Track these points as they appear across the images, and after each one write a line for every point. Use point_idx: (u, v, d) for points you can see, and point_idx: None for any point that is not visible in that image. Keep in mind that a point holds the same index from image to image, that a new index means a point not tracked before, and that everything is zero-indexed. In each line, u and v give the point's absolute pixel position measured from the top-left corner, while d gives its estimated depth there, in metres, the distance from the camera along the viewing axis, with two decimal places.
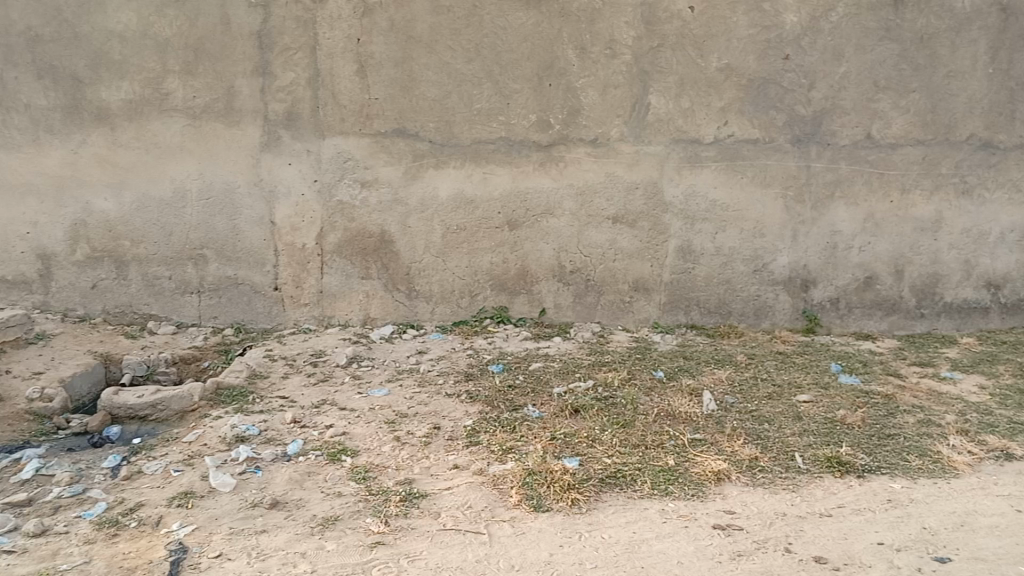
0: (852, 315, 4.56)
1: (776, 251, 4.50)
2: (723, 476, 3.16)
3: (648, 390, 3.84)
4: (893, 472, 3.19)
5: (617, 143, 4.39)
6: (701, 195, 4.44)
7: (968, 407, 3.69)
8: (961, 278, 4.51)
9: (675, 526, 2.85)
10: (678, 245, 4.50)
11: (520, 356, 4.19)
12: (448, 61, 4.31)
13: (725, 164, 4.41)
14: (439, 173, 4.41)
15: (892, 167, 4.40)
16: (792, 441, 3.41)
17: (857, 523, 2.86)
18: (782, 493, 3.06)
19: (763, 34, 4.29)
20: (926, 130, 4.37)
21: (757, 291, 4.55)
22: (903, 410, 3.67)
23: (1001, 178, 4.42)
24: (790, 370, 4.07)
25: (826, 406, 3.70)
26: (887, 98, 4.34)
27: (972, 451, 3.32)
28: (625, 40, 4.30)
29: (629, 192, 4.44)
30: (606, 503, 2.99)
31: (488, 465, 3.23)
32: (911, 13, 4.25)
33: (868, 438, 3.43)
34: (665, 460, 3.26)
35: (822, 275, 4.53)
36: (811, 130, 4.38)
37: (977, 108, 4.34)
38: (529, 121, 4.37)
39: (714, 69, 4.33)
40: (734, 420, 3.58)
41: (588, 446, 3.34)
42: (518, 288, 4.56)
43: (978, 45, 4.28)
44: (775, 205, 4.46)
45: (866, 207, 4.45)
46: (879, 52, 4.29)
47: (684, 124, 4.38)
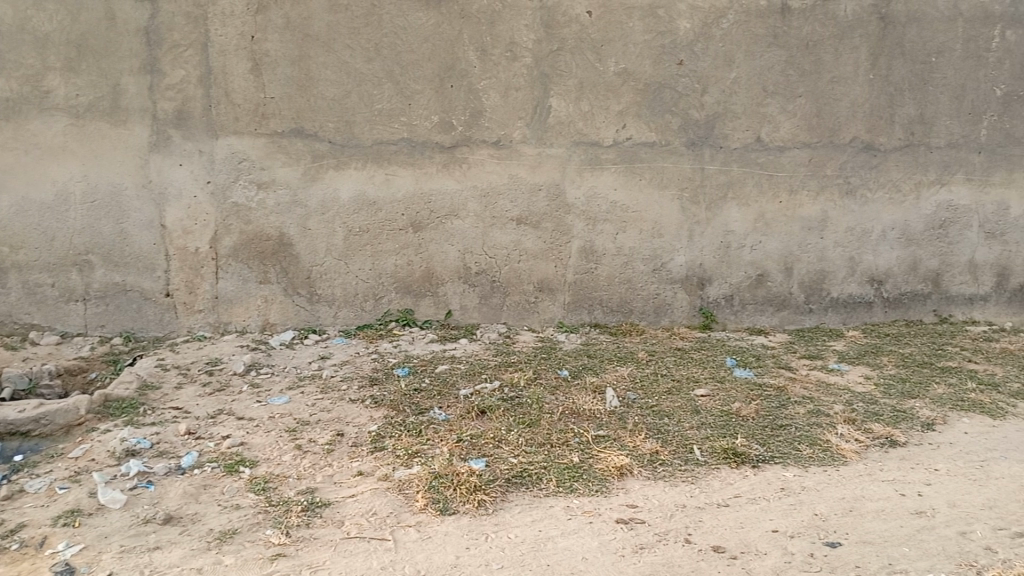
0: (746, 312, 4.72)
1: (674, 250, 4.62)
2: (625, 471, 3.21)
3: (553, 389, 3.87)
4: (786, 461, 3.31)
5: (519, 145, 4.42)
6: (601, 197, 4.52)
7: (855, 397, 3.87)
8: (846, 274, 4.72)
9: (579, 522, 2.87)
10: (581, 245, 4.56)
11: (425, 359, 4.16)
12: (347, 60, 4.25)
13: (624, 166, 4.50)
14: (340, 175, 4.33)
15: (782, 168, 4.58)
16: (692, 434, 3.49)
17: (753, 512, 2.95)
18: (682, 485, 3.13)
19: (658, 40, 4.41)
20: (812, 133, 4.56)
21: (657, 289, 4.65)
22: (794, 401, 3.82)
23: (882, 178, 4.65)
24: (690, 366, 4.18)
25: (723, 399, 3.81)
26: (775, 102, 4.52)
27: (858, 438, 3.48)
28: (525, 43, 4.33)
29: (531, 193, 4.48)
30: (511, 503, 2.99)
31: (393, 470, 3.19)
32: (796, 22, 4.45)
33: (762, 428, 3.56)
34: (570, 458, 3.29)
35: (717, 273, 4.67)
36: (705, 132, 4.52)
37: (858, 112, 4.56)
38: (431, 122, 4.35)
39: (611, 73, 4.41)
40: (636, 415, 3.65)
41: (494, 447, 3.34)
42: (422, 290, 4.52)
43: (859, 52, 4.51)
44: (672, 205, 4.57)
45: (757, 207, 4.61)
46: (766, 58, 4.48)
47: (584, 127, 4.44)
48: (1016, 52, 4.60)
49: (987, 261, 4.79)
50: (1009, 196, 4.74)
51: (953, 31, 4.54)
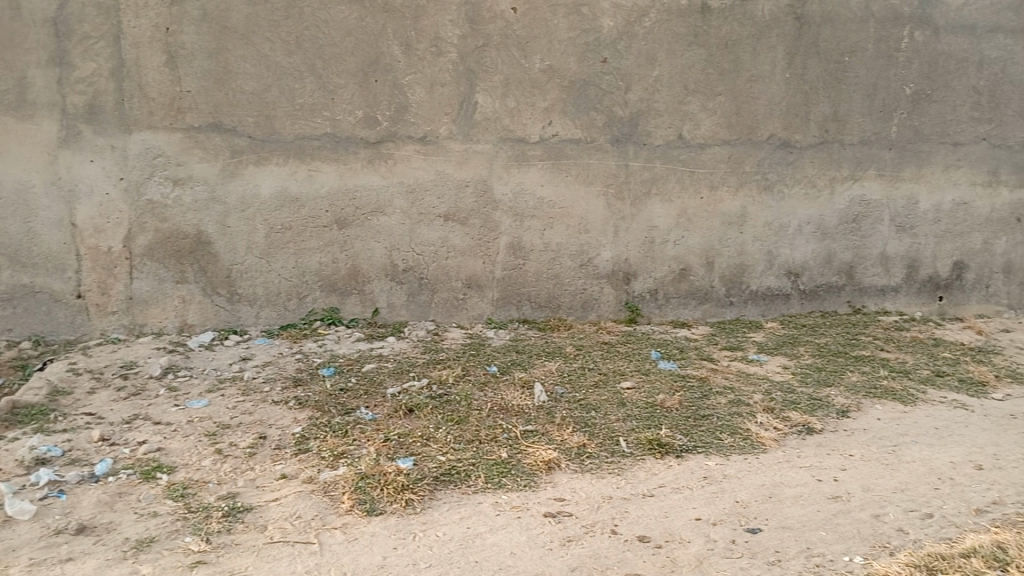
0: (670, 305, 4.80)
1: (600, 246, 4.68)
2: (553, 464, 3.23)
3: (482, 386, 3.86)
4: (708, 450, 3.38)
5: (445, 141, 4.40)
6: (528, 193, 4.54)
7: (774, 386, 3.98)
8: (764, 267, 4.85)
9: (507, 518, 2.88)
10: (509, 241, 4.57)
11: (352, 358, 4.10)
12: (267, 54, 4.17)
13: (550, 162, 4.53)
14: (260, 170, 4.24)
15: (703, 165, 4.68)
16: (618, 426, 3.54)
17: (677, 501, 3.00)
18: (608, 477, 3.17)
19: (582, 37, 4.45)
20: (731, 131, 4.68)
21: (584, 284, 4.70)
22: (716, 391, 3.91)
23: (798, 175, 4.79)
24: (617, 359, 4.23)
25: (648, 391, 3.88)
26: (696, 100, 4.62)
27: (777, 427, 3.58)
28: (449, 39, 4.32)
29: (458, 190, 4.46)
30: (439, 501, 2.97)
31: (318, 472, 3.13)
32: (715, 21, 4.56)
33: (685, 419, 3.63)
34: (498, 454, 3.29)
35: (642, 268, 4.74)
36: (629, 130, 4.59)
37: (775, 110, 4.70)
38: (355, 117, 4.29)
39: (537, 70, 4.44)
40: (564, 409, 3.67)
41: (422, 445, 3.31)
42: (348, 287, 4.46)
43: (776, 52, 4.64)
44: (597, 201, 4.62)
45: (679, 203, 4.71)
46: (687, 57, 4.57)
47: (510, 123, 4.45)
48: (924, 52, 4.79)
49: (898, 253, 4.97)
50: (918, 190, 4.92)
51: (864, 32, 4.70)
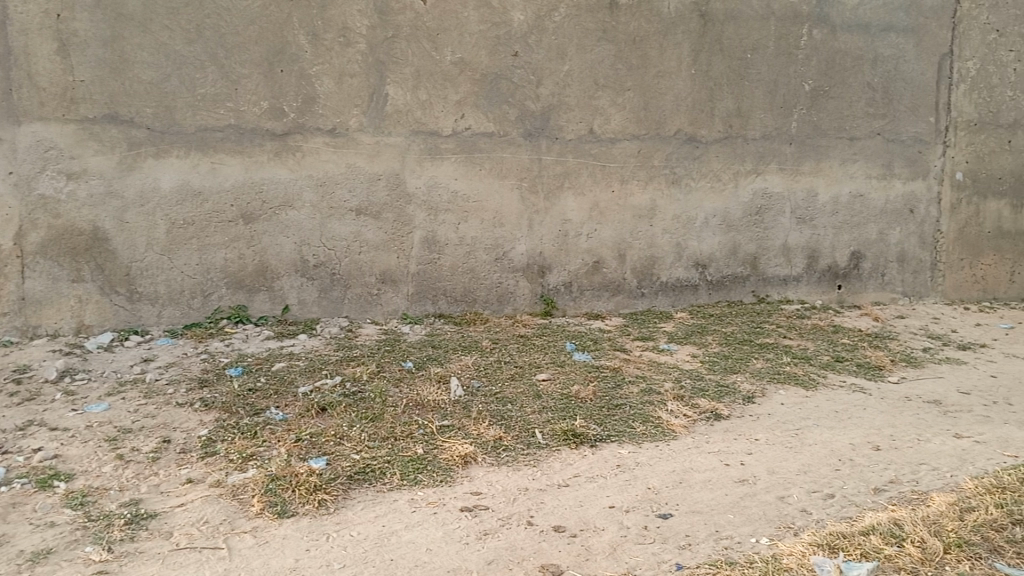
0: (584, 297, 4.87)
1: (514, 239, 4.70)
2: (469, 458, 3.22)
3: (397, 382, 3.82)
4: (621, 439, 3.45)
5: (355, 134, 4.35)
6: (441, 187, 4.52)
7: (683, 374, 4.10)
8: (674, 259, 4.97)
9: (423, 514, 2.85)
10: (423, 236, 4.54)
11: (261, 357, 3.99)
12: (166, 42, 4.03)
13: (463, 155, 4.53)
14: (161, 163, 4.09)
15: (613, 159, 4.77)
16: (534, 418, 3.57)
17: (592, 490, 3.05)
18: (524, 469, 3.19)
19: (493, 31, 4.47)
20: (640, 126, 4.77)
21: (499, 278, 4.71)
22: (628, 381, 3.99)
23: (705, 169, 4.93)
24: (533, 352, 4.26)
25: (562, 382, 3.92)
26: (606, 95, 4.70)
27: (687, 414, 3.68)
28: (358, 29, 4.28)
29: (370, 183, 4.41)
30: (354, 500, 2.92)
31: (226, 475, 3.03)
32: (624, 17, 4.65)
33: (599, 409, 3.69)
34: (414, 450, 3.26)
35: (556, 261, 4.79)
36: (541, 124, 4.62)
37: (682, 106, 4.82)
38: (260, 108, 4.19)
39: (448, 63, 4.44)
40: (480, 403, 3.67)
41: (335, 444, 3.25)
42: (257, 284, 4.34)
43: (681, 48, 4.76)
44: (511, 195, 4.64)
45: (591, 196, 4.77)
46: (597, 52, 4.65)
47: (422, 116, 4.43)
48: (821, 51, 5.00)
49: (799, 244, 5.17)
50: (817, 183, 5.13)
51: (765, 30, 4.87)
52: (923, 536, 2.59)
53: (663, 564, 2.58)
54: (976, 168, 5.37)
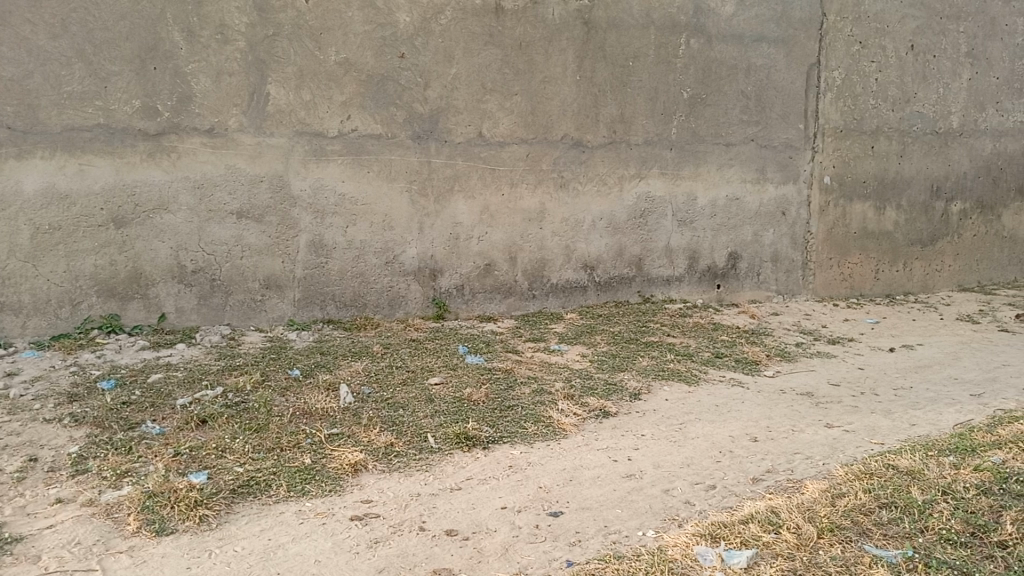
0: (476, 300, 4.88)
1: (405, 242, 4.65)
2: (359, 466, 3.17)
3: (283, 391, 3.71)
4: (513, 440, 3.48)
5: (235, 134, 4.21)
6: (328, 189, 4.43)
7: (573, 374, 4.18)
8: (563, 262, 5.06)
9: (311, 525, 2.78)
10: (309, 239, 4.44)
11: (135, 369, 3.78)
12: (28, 36, 3.80)
13: (349, 157, 4.46)
14: (23, 165, 3.85)
15: (502, 162, 4.81)
16: (426, 422, 3.54)
17: (483, 492, 3.06)
18: (416, 474, 3.16)
19: (378, 31, 4.43)
20: (528, 129, 4.84)
21: (390, 281, 4.65)
22: (520, 382, 4.03)
23: (591, 173, 5.05)
24: (425, 356, 4.22)
25: (455, 386, 3.91)
26: (494, 99, 4.74)
27: (577, 412, 3.75)
28: (237, 26, 4.15)
29: (252, 185, 4.28)
30: (238, 514, 2.82)
31: (99, 494, 2.86)
32: (510, 22, 4.71)
33: (491, 410, 3.71)
34: (301, 460, 3.18)
35: (447, 264, 4.78)
36: (429, 126, 4.61)
37: (568, 111, 4.92)
38: (132, 107, 4.01)
39: (332, 63, 4.37)
40: (371, 409, 3.61)
41: (217, 457, 3.13)
42: (130, 291, 4.13)
43: (566, 54, 4.87)
44: (400, 198, 4.60)
45: (481, 199, 4.80)
46: (484, 56, 4.69)
47: (306, 117, 4.34)
48: (699, 59, 5.21)
49: (681, 246, 5.36)
50: (696, 187, 5.33)
51: (646, 38, 5.04)
52: (798, 523, 2.74)
53: (554, 561, 2.62)
54: (842, 172, 5.73)
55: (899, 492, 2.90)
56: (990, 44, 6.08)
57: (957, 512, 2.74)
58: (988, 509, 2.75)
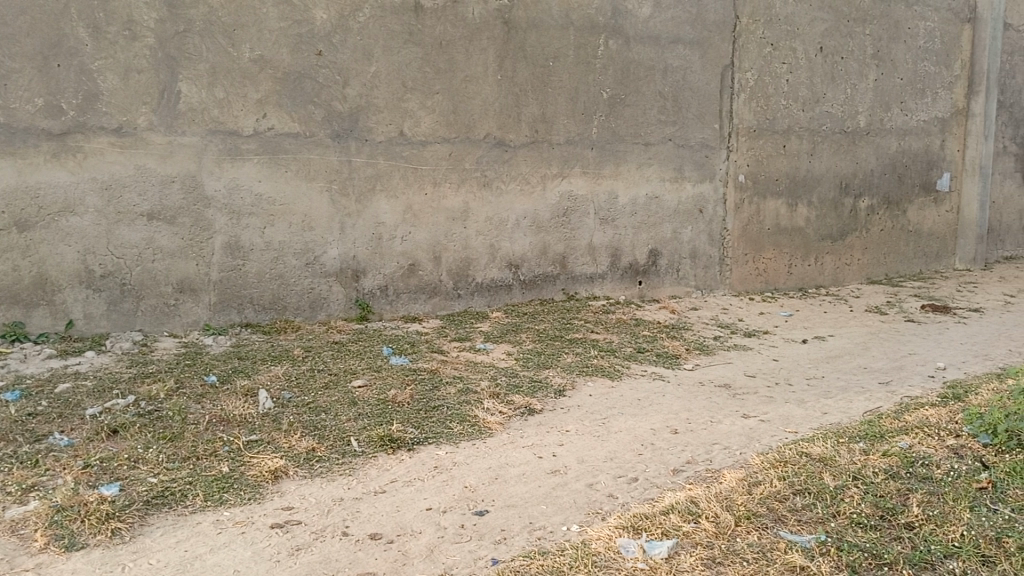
0: (400, 300, 4.84)
1: (325, 243, 4.58)
2: (280, 473, 3.11)
3: (199, 398, 3.60)
4: (438, 440, 3.47)
5: (145, 133, 4.08)
6: (244, 189, 4.33)
7: (498, 372, 4.19)
8: (487, 260, 5.07)
9: (229, 535, 2.71)
10: (224, 241, 4.33)
11: (42, 379, 3.62)
12: None
13: (266, 157, 4.36)
14: None
15: (425, 161, 4.79)
16: (349, 426, 3.50)
17: (408, 494, 3.04)
18: (339, 479, 3.12)
19: (294, 28, 4.35)
20: (450, 129, 4.83)
21: (311, 283, 4.58)
22: (445, 382, 4.02)
23: (514, 172, 5.07)
24: (348, 359, 4.17)
25: (378, 388, 3.87)
26: (414, 98, 4.71)
27: (502, 411, 3.77)
28: (146, 22, 4.03)
29: (163, 186, 4.14)
30: (152, 526, 2.73)
31: (2, 510, 2.72)
32: (429, 20, 4.69)
33: (416, 412, 3.68)
34: (219, 468, 3.10)
35: (370, 265, 4.73)
36: (349, 125, 4.56)
37: (490, 110, 4.94)
38: (34, 106, 3.85)
39: (247, 60, 4.27)
40: (292, 415, 3.54)
41: (129, 468, 3.02)
42: (35, 298, 3.97)
43: (487, 54, 4.88)
44: (320, 198, 4.53)
45: (404, 199, 4.76)
46: (404, 54, 4.65)
47: (220, 115, 4.23)
48: (618, 60, 5.30)
49: (603, 244, 5.44)
50: (617, 186, 5.41)
51: (565, 39, 5.10)
52: (716, 512, 2.82)
53: (479, 560, 2.62)
54: (757, 171, 5.92)
55: (813, 479, 3.02)
56: (893, 46, 6.38)
57: (867, 496, 2.86)
58: (895, 492, 2.89)
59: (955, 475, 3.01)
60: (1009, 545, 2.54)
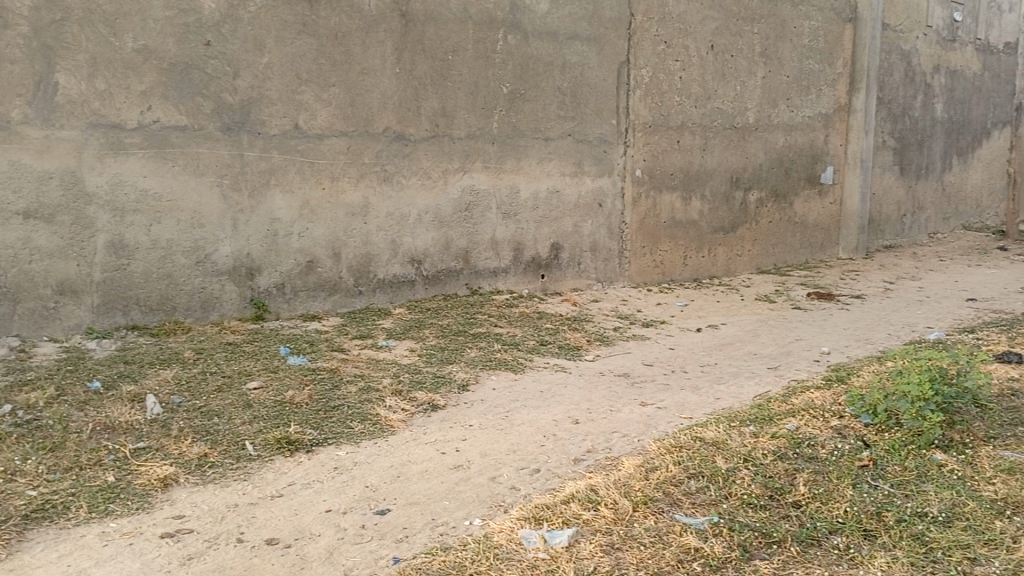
0: (298, 299, 4.74)
1: (217, 241, 4.44)
2: (170, 481, 3.00)
3: (82, 405, 3.44)
4: (338, 440, 3.42)
5: (19, 126, 3.85)
6: (128, 184, 4.15)
7: (401, 369, 4.17)
8: (389, 256, 5.02)
9: (116, 547, 2.60)
10: (108, 240, 4.14)
11: None
12: None
13: (151, 151, 4.19)
14: None
15: (322, 155, 4.70)
16: (244, 429, 3.41)
17: (308, 497, 2.99)
18: (233, 484, 3.04)
19: (180, 18, 4.19)
20: (348, 122, 4.76)
21: (202, 282, 4.43)
22: (345, 381, 3.97)
23: (414, 166, 5.03)
24: (243, 360, 4.06)
25: (275, 389, 3.78)
26: (309, 90, 4.61)
27: (405, 408, 3.75)
28: (18, 9, 3.80)
29: (40, 182, 3.92)
30: (31, 542, 2.59)
31: None
32: (324, 11, 4.60)
33: (315, 413, 3.62)
34: (105, 478, 2.97)
35: (265, 262, 4.61)
36: (240, 118, 4.43)
37: (389, 104, 4.89)
38: None
39: (130, 50, 4.09)
40: (182, 420, 3.42)
41: (5, 482, 2.86)
42: None
43: (384, 46, 4.83)
44: (210, 194, 4.39)
45: (300, 194, 4.66)
46: (298, 45, 4.55)
47: (101, 107, 4.04)
48: (517, 55, 5.33)
49: (505, 238, 5.47)
50: (519, 180, 5.45)
51: (464, 32, 5.10)
52: (614, 499, 2.89)
53: (380, 560, 2.60)
54: (653, 165, 6.07)
55: (706, 462, 3.13)
56: (780, 45, 6.65)
57: (757, 478, 2.99)
58: (783, 473, 3.03)
59: (839, 453, 3.18)
60: (888, 518, 2.70)
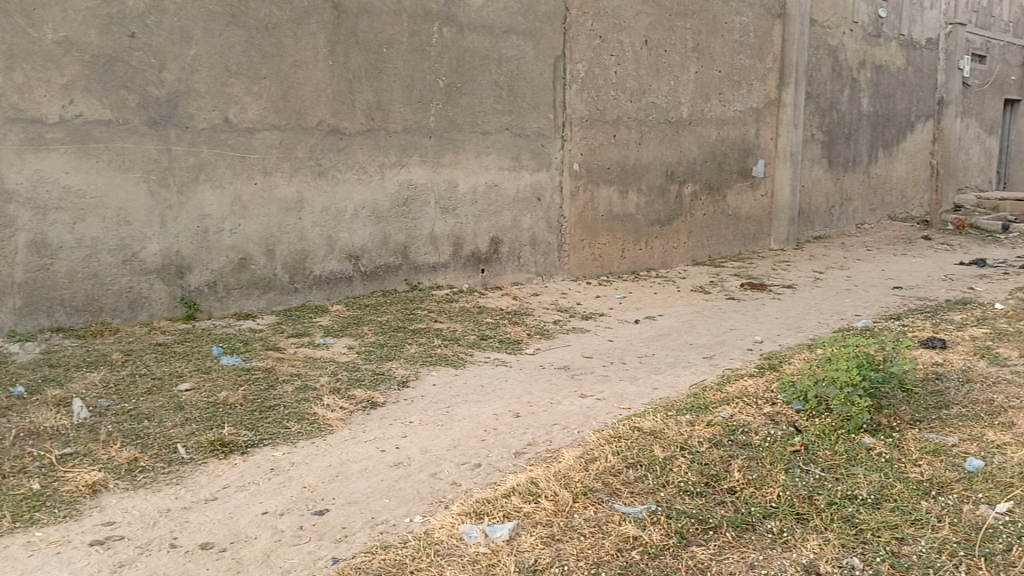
0: (231, 297, 4.65)
1: (144, 238, 4.32)
2: (98, 487, 2.92)
3: (3, 411, 3.31)
4: (274, 441, 3.37)
5: None
6: (50, 181, 4.00)
7: (339, 367, 4.12)
8: (325, 253, 4.96)
9: (42, 557, 2.52)
10: (29, 239, 3.99)
11: None
12: None
13: (74, 146, 4.05)
14: None
15: (254, 150, 4.61)
16: (176, 432, 3.33)
17: (244, 499, 2.95)
18: (166, 489, 2.97)
19: (102, 8, 4.06)
20: (280, 115, 4.68)
21: (130, 282, 4.30)
22: (282, 380, 3.91)
23: (350, 160, 4.97)
24: (174, 361, 3.96)
25: (208, 390, 3.71)
26: (239, 83, 4.52)
27: (343, 407, 3.71)
28: None
29: None
30: None
31: None
32: (254, 2, 4.51)
33: (249, 413, 3.56)
34: (30, 486, 2.87)
35: (195, 260, 4.50)
36: (167, 112, 4.31)
37: (323, 97, 4.82)
38: None
39: (50, 42, 3.94)
40: (111, 424, 3.33)
41: None
42: None
43: (317, 38, 4.76)
44: (137, 190, 4.26)
45: (231, 190, 4.56)
46: (227, 37, 4.45)
47: (20, 101, 3.89)
48: (452, 48, 5.31)
49: (444, 233, 5.45)
50: (457, 174, 5.44)
51: (399, 25, 5.06)
52: (554, 491, 2.92)
53: (319, 560, 2.58)
54: (590, 159, 6.13)
55: (644, 452, 3.19)
56: (712, 39, 6.78)
57: (693, 465, 3.06)
58: (718, 460, 3.10)
59: (772, 439, 3.27)
60: (819, 502, 2.79)
